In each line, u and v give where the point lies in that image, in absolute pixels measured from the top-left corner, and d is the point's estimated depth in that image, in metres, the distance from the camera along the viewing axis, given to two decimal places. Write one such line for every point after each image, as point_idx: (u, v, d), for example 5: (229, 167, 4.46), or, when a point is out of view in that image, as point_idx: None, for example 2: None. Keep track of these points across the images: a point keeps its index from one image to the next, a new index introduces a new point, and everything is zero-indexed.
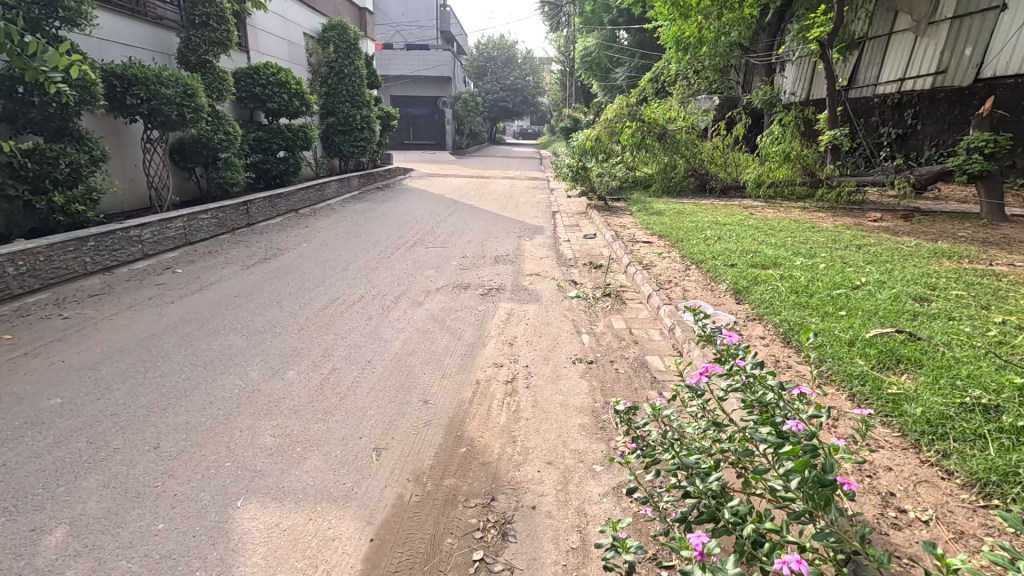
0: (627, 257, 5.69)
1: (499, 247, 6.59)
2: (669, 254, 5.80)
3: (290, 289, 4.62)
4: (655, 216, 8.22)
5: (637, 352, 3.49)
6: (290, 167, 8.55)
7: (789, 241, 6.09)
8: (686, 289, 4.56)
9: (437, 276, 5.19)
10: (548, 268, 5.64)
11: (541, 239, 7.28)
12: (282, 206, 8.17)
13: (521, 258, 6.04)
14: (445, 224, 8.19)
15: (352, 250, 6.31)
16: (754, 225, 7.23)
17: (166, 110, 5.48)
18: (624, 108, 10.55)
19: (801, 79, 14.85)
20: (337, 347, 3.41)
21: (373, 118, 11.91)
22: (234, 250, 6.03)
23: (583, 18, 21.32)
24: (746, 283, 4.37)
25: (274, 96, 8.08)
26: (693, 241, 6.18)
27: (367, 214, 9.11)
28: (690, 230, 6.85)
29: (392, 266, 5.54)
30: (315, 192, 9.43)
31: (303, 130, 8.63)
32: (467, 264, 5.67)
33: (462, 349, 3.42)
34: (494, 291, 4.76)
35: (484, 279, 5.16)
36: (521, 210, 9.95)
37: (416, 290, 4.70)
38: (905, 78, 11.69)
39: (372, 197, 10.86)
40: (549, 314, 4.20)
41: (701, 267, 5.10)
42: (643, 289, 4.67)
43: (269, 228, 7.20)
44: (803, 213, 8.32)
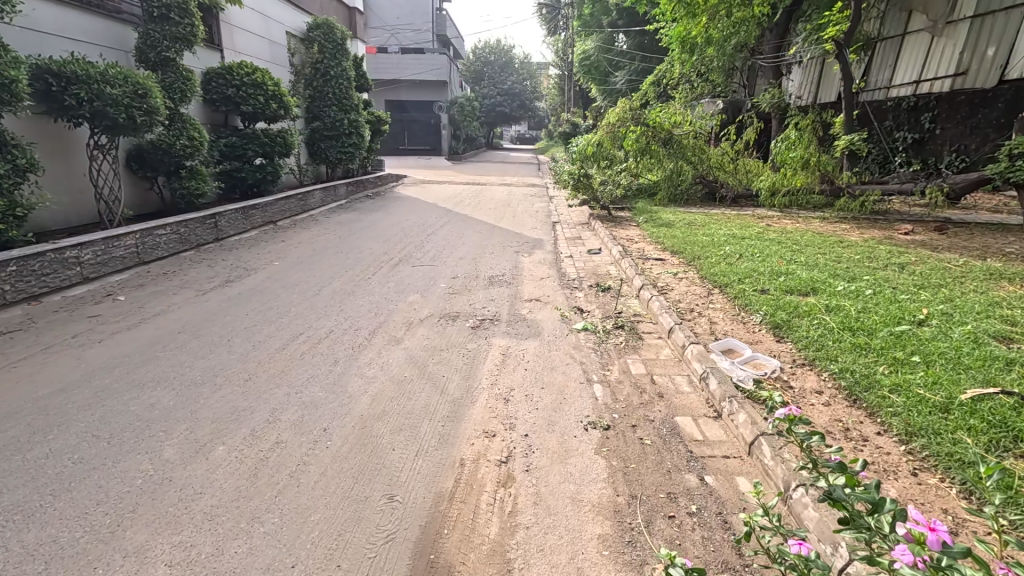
0: (640, 280, 5.01)
1: (494, 264, 5.91)
2: (687, 274, 5.15)
3: (248, 322, 3.91)
4: (665, 228, 7.57)
5: (663, 410, 2.80)
6: (268, 176, 7.87)
7: (820, 258, 5.44)
8: (713, 322, 3.87)
9: (423, 303, 4.51)
10: (549, 291, 4.96)
11: (542, 254, 6.61)
12: (257, 219, 7.49)
13: (520, 278, 5.39)
14: (435, 237, 7.52)
15: (329, 269, 5.61)
16: (775, 239, 6.58)
17: (112, 112, 4.77)
18: (628, 111, 9.91)
19: (808, 82, 14.28)
20: (289, 407, 2.72)
21: (362, 123, 11.24)
22: (195, 270, 5.34)
23: (582, 20, 20.78)
24: (785, 316, 3.69)
25: (250, 98, 7.42)
26: (711, 259, 5.51)
27: (352, 225, 8.44)
28: (706, 246, 6.19)
29: (372, 289, 4.85)
30: (296, 202, 8.75)
31: (282, 136, 7.96)
32: (458, 288, 4.98)
33: (444, 409, 2.73)
34: (488, 323, 4.08)
35: (477, 306, 4.48)
36: (519, 220, 9.30)
37: (396, 322, 4.01)
38: (921, 81, 11.05)
39: (360, 207, 10.19)
40: (552, 354, 3.51)
41: (726, 292, 4.44)
42: (662, 321, 3.99)
43: (241, 244, 6.51)
44: (825, 225, 7.69)
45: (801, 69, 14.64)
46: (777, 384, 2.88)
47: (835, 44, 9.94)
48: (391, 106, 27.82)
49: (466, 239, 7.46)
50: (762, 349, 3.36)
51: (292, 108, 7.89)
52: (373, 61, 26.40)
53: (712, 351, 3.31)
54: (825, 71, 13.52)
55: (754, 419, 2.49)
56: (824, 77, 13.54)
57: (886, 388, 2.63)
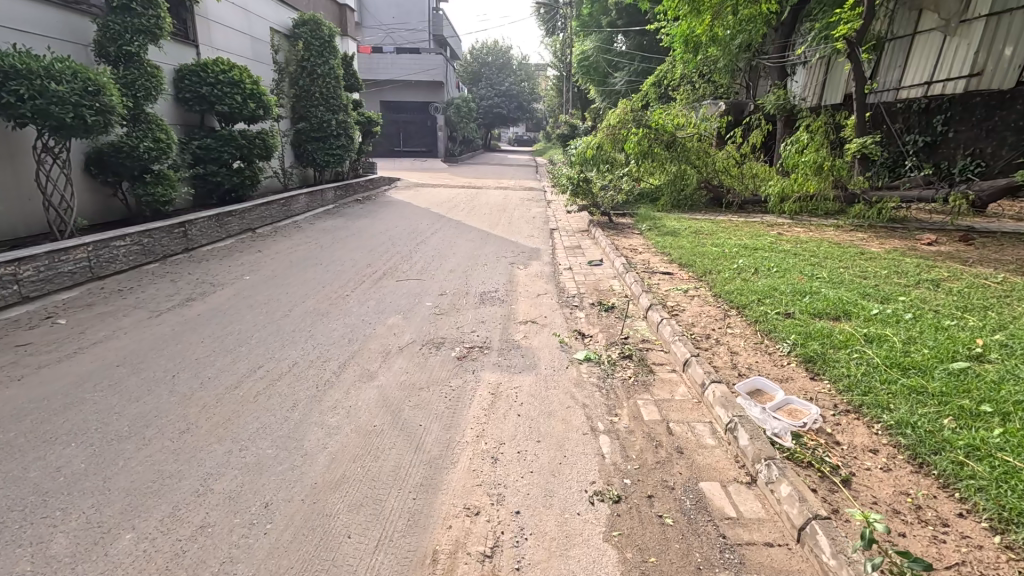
0: (647, 299, 4.52)
1: (486, 278, 5.42)
2: (699, 292, 4.68)
3: (201, 352, 3.41)
4: (670, 238, 7.10)
5: (684, 472, 2.31)
6: (246, 180, 7.36)
7: (843, 273, 4.97)
8: (733, 352, 3.39)
9: (405, 326, 4.01)
10: (546, 311, 4.48)
11: (539, 267, 6.12)
12: (233, 226, 6.98)
13: (515, 294, 4.91)
14: (425, 246, 7.03)
15: (305, 284, 5.10)
16: (790, 250, 6.11)
17: (57, 112, 4.26)
18: (629, 113, 9.49)
19: (813, 83, 13.85)
20: (226, 473, 2.21)
21: (351, 124, 10.75)
22: (155, 285, 4.83)
23: (581, 22, 20.44)
24: (818, 346, 3.21)
25: (227, 98, 6.92)
26: (724, 274, 5.04)
27: (337, 232, 7.93)
28: (717, 258, 5.72)
29: (349, 310, 4.35)
30: (278, 207, 8.25)
31: (262, 137, 7.46)
32: (445, 307, 4.48)
33: (417, 475, 2.24)
34: (478, 351, 3.59)
35: (465, 330, 3.98)
36: (515, 226, 8.80)
37: (371, 351, 3.52)
38: (932, 82, 10.62)
39: (349, 213, 9.68)
40: (550, 393, 3.01)
41: (745, 314, 3.97)
42: (676, 350, 3.50)
43: (212, 255, 6.01)
44: (841, 234, 7.24)
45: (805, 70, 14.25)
46: (820, 440, 2.39)
47: (846, 43, 9.50)
48: (385, 107, 27.34)
49: (458, 249, 6.97)
50: (796, 389, 2.86)
51: (272, 108, 7.38)
52: (368, 61, 25.91)
53: (738, 394, 2.81)
54: (831, 72, 13.08)
55: (802, 494, 2.00)
56: (830, 78, 13.12)
57: (960, 450, 2.14)
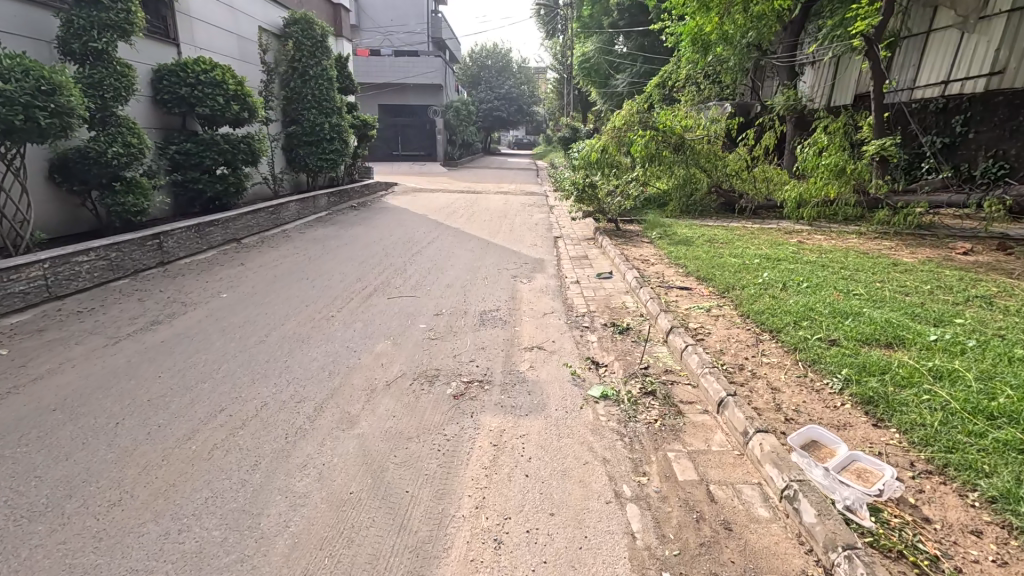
0: (666, 320, 4.05)
1: (487, 294, 4.96)
2: (723, 311, 4.23)
3: (154, 391, 2.93)
4: (684, 247, 6.64)
5: (738, 561, 1.83)
6: (230, 187, 6.90)
7: (882, 288, 4.50)
8: (773, 389, 2.92)
9: (396, 354, 3.54)
10: (553, 334, 4.00)
11: (545, 280, 5.65)
12: (215, 237, 6.52)
13: (518, 313, 4.45)
14: (421, 257, 6.56)
15: (286, 302, 4.63)
16: (815, 261, 5.65)
17: (3, 113, 3.79)
18: (635, 114, 9.06)
19: (822, 83, 13.42)
20: (156, 571, 1.73)
21: (346, 127, 10.31)
22: (121, 305, 4.36)
23: (582, 23, 20.10)
24: (877, 384, 2.73)
25: (208, 99, 6.47)
26: (749, 289, 4.58)
27: (328, 242, 7.46)
28: (738, 270, 5.26)
29: (334, 334, 3.88)
30: (266, 215, 7.79)
31: (247, 141, 7.01)
32: (441, 330, 4.01)
33: (400, 569, 1.76)
34: (478, 386, 3.11)
35: (463, 359, 3.50)
36: (516, 234, 8.33)
37: (356, 388, 3.04)
38: (950, 81, 10.16)
39: (342, 220, 9.23)
40: (563, 444, 2.53)
41: (780, 339, 3.51)
42: (707, 385, 3.03)
43: (189, 269, 5.54)
44: (865, 242, 6.79)
45: (814, 70, 13.84)
46: (906, 516, 1.92)
47: (864, 40, 9.05)
48: (383, 111, 26.96)
49: (456, 259, 6.51)
50: (859, 440, 2.39)
51: (258, 109, 6.92)
52: (365, 63, 25.47)
53: (792, 447, 2.33)
54: (841, 72, 12.65)
55: None
56: (840, 78, 12.70)
57: None
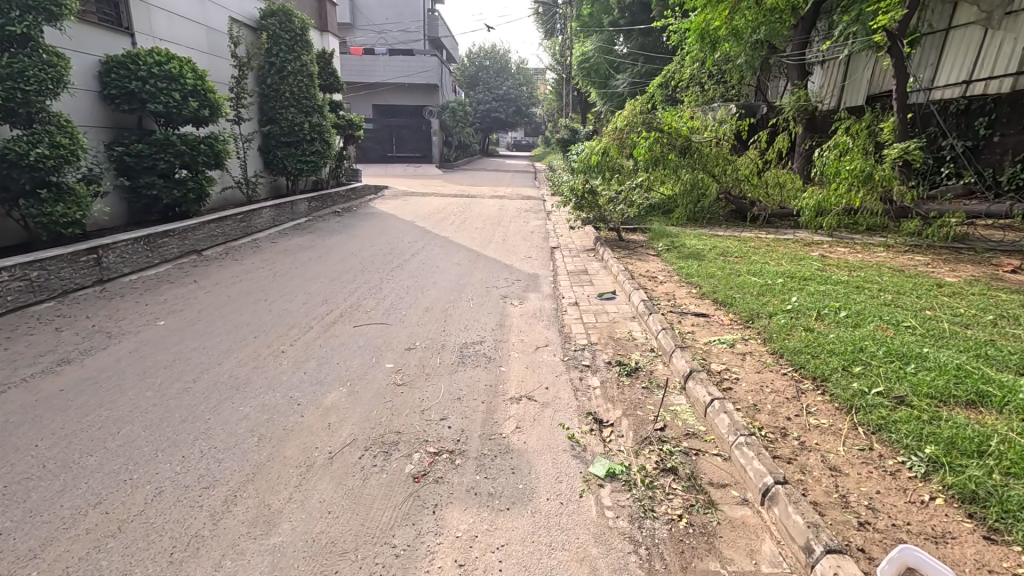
0: (683, 359, 3.35)
1: (472, 321, 4.26)
2: (751, 345, 3.57)
3: (15, 472, 2.22)
4: (694, 262, 5.93)
5: None
6: (190, 193, 6.21)
7: (935, 317, 3.84)
8: (834, 471, 2.22)
9: (350, 409, 2.84)
10: (546, 378, 3.30)
11: (538, 302, 4.94)
12: (169, 249, 5.81)
13: (506, 348, 3.75)
14: (401, 272, 5.85)
15: (232, 333, 3.91)
16: (846, 281, 4.96)
17: None
18: (638, 114, 8.32)
19: (832, 83, 12.80)
20: None
21: (328, 128, 9.61)
22: (31, 337, 3.65)
23: (580, 22, 19.56)
24: (980, 472, 2.03)
25: (162, 95, 5.77)
26: (778, 319, 3.89)
27: (300, 253, 6.74)
28: (760, 293, 4.57)
29: (280, 378, 3.18)
30: (234, 223, 7.08)
31: (209, 143, 6.30)
32: (410, 373, 3.30)
33: None
34: (446, 459, 2.42)
35: (431, 415, 2.80)
36: (509, 245, 7.63)
37: (287, 465, 2.33)
38: (972, 81, 9.51)
39: (321, 228, 8.51)
40: (556, 563, 1.84)
41: (831, 391, 2.82)
42: (743, 460, 2.34)
43: (132, 289, 4.84)
44: (896, 257, 6.11)
45: (824, 69, 13.19)
46: None
47: (886, 36, 8.36)
48: (377, 111, 26.26)
49: (440, 275, 5.82)
50: (973, 568, 1.69)
51: (221, 106, 6.22)
52: (360, 62, 24.75)
53: None
54: (854, 71, 12.02)
55: None
56: (851, 79, 12.06)
57: None
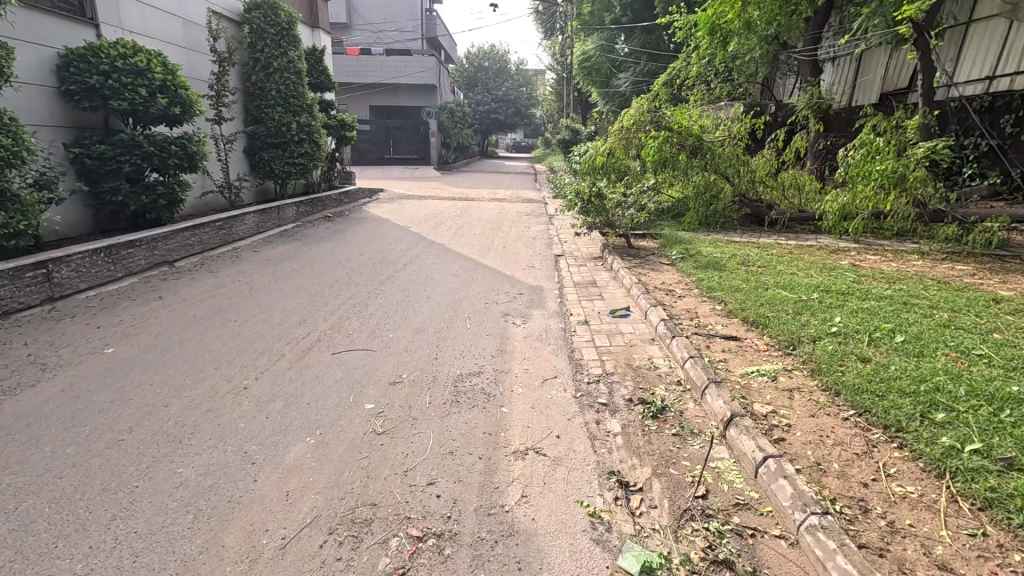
0: (720, 398, 2.80)
1: (469, 347, 3.71)
2: (795, 377, 3.06)
3: None
4: (714, 272, 5.39)
5: None
6: (160, 199, 5.67)
7: (1010, 343, 3.28)
8: (943, 571, 1.69)
9: (316, 470, 2.29)
10: (556, 423, 2.76)
11: (544, 321, 4.39)
12: (135, 261, 5.27)
13: (508, 381, 3.21)
14: (391, 285, 5.30)
15: (189, 362, 3.37)
16: (890, 296, 4.40)
17: None
18: (647, 113, 7.80)
19: (845, 79, 12.27)
20: None
21: (317, 128, 9.08)
22: None
23: (581, 20, 19.03)
24: None
25: (126, 90, 5.23)
26: (825, 345, 3.34)
27: (283, 263, 6.20)
28: (796, 311, 4.02)
29: (236, 426, 2.62)
30: (212, 231, 6.54)
31: (181, 143, 5.77)
32: (393, 417, 2.76)
33: None
34: (432, 548, 1.88)
35: (416, 478, 2.26)
36: (510, 252, 7.08)
37: (223, 564, 1.78)
38: (997, 76, 8.94)
39: (309, 234, 7.97)
40: None
41: (913, 447, 2.27)
42: (821, 553, 1.79)
43: (86, 308, 4.29)
44: (934, 266, 5.57)
45: (836, 66, 12.66)
46: None
47: (911, 27, 7.81)
48: (373, 113, 25.71)
49: (435, 287, 5.29)
50: None
51: (194, 103, 5.69)
52: (356, 63, 24.24)
53: None
54: (867, 67, 11.49)
55: None
56: (863, 75, 11.53)
57: None
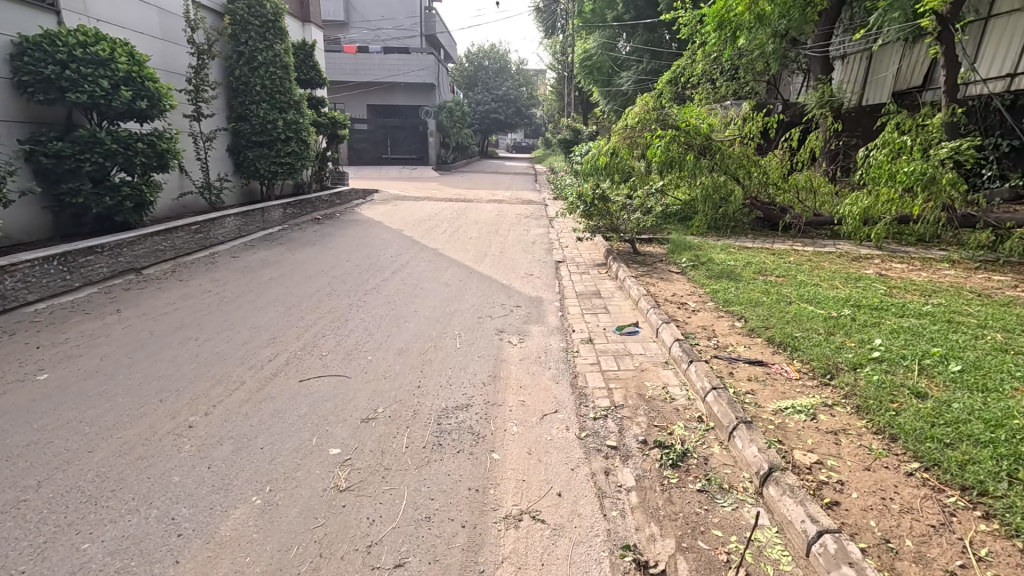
0: (753, 443, 2.33)
1: (458, 373, 3.25)
2: (838, 414, 2.60)
3: None
4: (730, 283, 4.92)
5: None
6: (126, 201, 5.21)
7: None
8: None
9: (255, 548, 1.83)
10: (556, 474, 2.29)
11: (543, 339, 3.93)
12: (95, 268, 4.81)
13: (501, 418, 2.74)
14: (376, 296, 4.84)
15: (130, 392, 2.90)
16: (931, 313, 3.91)
17: None
18: (652, 111, 7.40)
19: (856, 74, 11.77)
20: None
21: (305, 126, 8.60)
22: None
23: (582, 18, 18.50)
24: None
25: (86, 82, 4.76)
26: (869, 376, 2.86)
27: (261, 270, 5.74)
28: (829, 331, 3.55)
29: (168, 482, 2.16)
30: (187, 235, 6.08)
31: (149, 141, 5.31)
32: (361, 468, 2.29)
33: None
34: None
35: (381, 559, 1.80)
36: (508, 259, 6.61)
37: None
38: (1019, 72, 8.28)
39: (294, 238, 7.50)
40: None
41: (1010, 522, 1.80)
42: None
43: (29, 324, 3.83)
44: (970, 277, 5.10)
45: (846, 63, 12.17)
46: None
47: (935, 20, 7.31)
48: (370, 112, 25.19)
49: (424, 299, 4.82)
50: None
51: (162, 96, 5.25)
52: (352, 62, 23.74)
53: None
54: (879, 63, 10.98)
55: None
56: (876, 72, 11.04)
57: None
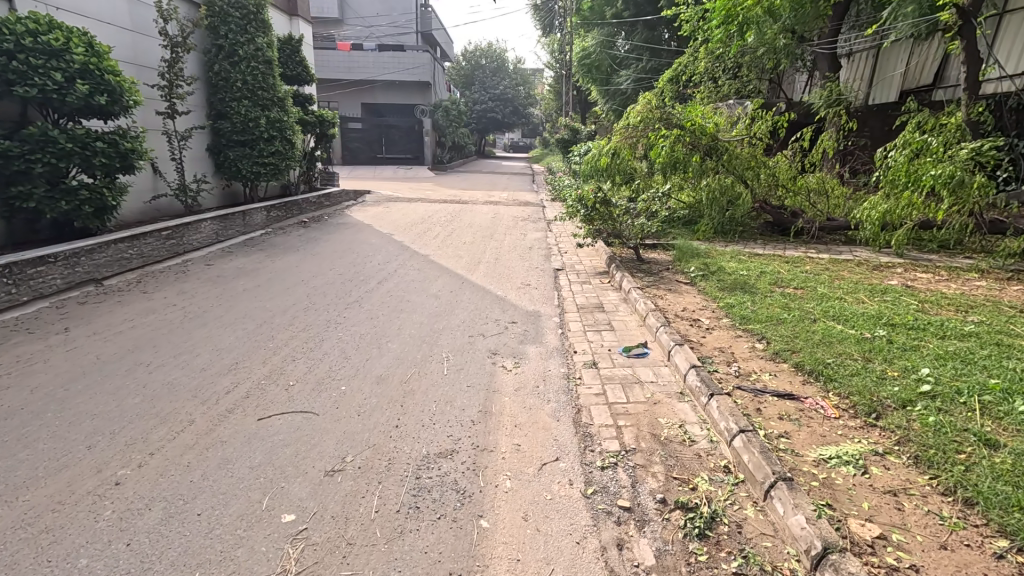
0: (799, 511, 1.90)
1: (443, 407, 2.81)
2: (894, 468, 2.17)
3: None
4: (745, 297, 4.50)
5: None
6: (85, 205, 4.77)
7: None
8: None
9: None
10: (558, 550, 1.87)
11: (541, 363, 3.50)
12: (46, 279, 4.36)
13: (491, 469, 2.31)
14: (357, 310, 4.40)
15: (53, 437, 2.45)
16: (976, 334, 3.48)
17: None
18: (655, 109, 6.91)
19: (865, 72, 11.34)
20: None
21: (290, 124, 8.13)
22: None
23: (580, 16, 18.09)
24: None
25: (36, 74, 4.33)
26: (924, 418, 2.43)
27: (235, 279, 5.29)
28: (866, 358, 3.12)
29: (71, 568, 1.72)
30: (157, 241, 5.63)
31: (111, 140, 4.87)
32: (317, 544, 1.86)
33: None
34: None
35: None
36: (504, 266, 6.20)
37: None
38: None
39: (277, 243, 7.07)
40: None
41: None
42: None
43: None
44: (1004, 289, 4.70)
45: (854, 60, 11.75)
46: None
47: (955, 13, 6.87)
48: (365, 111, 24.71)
49: (411, 313, 4.38)
50: None
51: (124, 91, 4.85)
52: (346, 59, 23.31)
53: None
54: (890, 60, 10.54)
55: None
56: (886, 70, 10.63)
57: None
